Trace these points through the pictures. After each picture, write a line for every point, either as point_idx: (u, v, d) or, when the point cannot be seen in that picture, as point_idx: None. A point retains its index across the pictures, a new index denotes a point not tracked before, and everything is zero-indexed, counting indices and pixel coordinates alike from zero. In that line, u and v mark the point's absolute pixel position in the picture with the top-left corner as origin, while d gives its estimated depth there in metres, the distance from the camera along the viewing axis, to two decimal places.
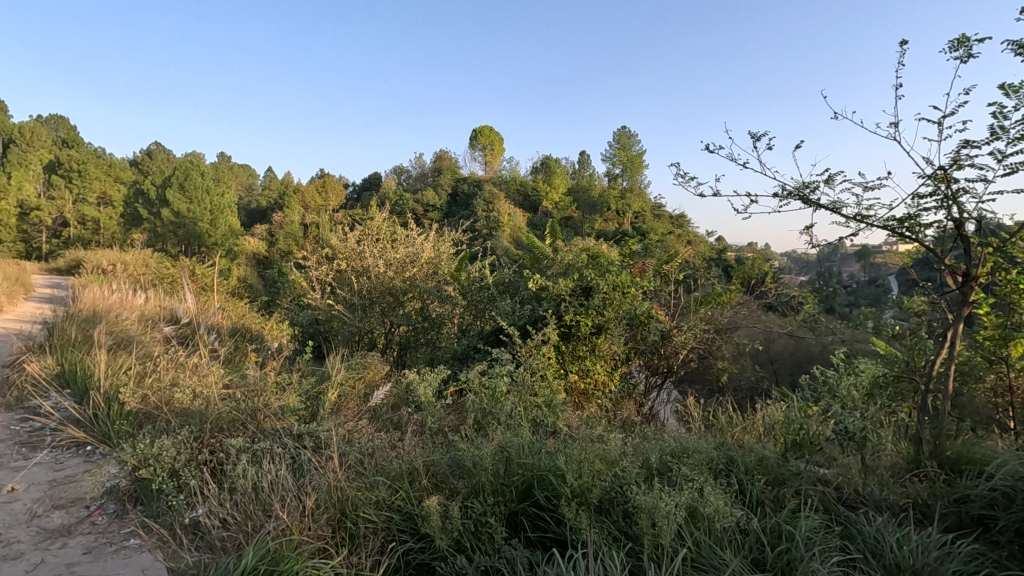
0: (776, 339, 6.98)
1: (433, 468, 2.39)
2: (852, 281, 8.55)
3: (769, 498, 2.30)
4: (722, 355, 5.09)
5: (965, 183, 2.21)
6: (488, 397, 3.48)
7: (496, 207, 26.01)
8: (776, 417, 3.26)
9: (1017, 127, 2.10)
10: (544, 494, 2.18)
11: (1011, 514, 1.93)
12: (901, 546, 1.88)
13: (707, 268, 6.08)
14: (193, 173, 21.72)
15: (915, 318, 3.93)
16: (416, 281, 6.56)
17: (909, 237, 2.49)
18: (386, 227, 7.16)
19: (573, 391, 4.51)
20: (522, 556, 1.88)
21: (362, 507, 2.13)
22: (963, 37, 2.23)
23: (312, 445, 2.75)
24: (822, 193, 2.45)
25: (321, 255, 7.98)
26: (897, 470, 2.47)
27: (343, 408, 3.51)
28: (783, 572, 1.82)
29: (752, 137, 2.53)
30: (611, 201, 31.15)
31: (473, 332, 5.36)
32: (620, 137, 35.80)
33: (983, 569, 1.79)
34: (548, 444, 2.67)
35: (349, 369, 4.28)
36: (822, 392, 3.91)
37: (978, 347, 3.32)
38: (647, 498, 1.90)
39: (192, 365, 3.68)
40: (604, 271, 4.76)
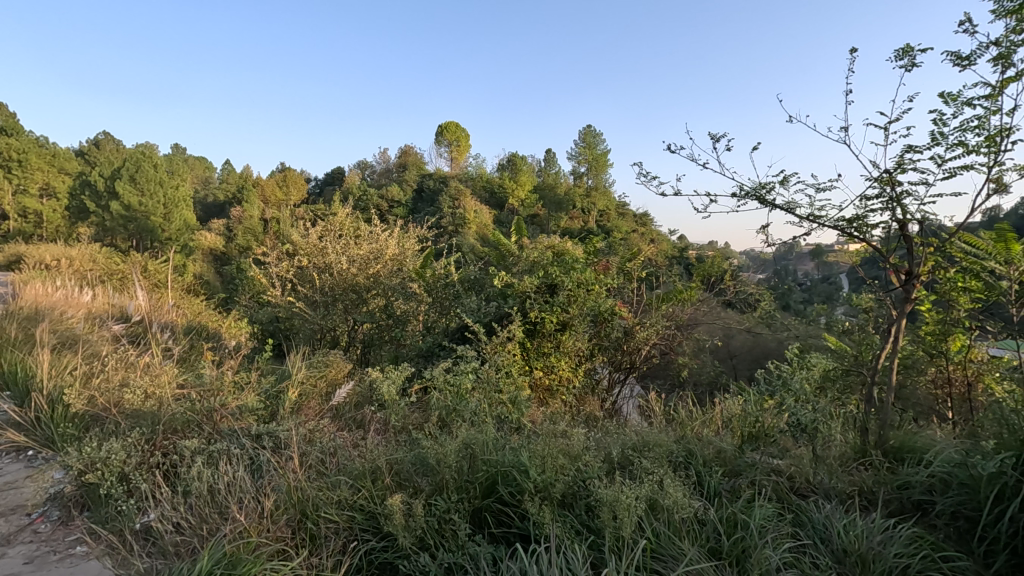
0: (735, 336, 7.19)
1: (396, 467, 2.37)
2: (806, 279, 8.89)
3: (726, 489, 2.38)
4: (683, 350, 5.22)
5: (908, 186, 2.32)
6: (453, 394, 3.48)
7: (462, 203, 25.87)
8: (733, 410, 3.36)
9: (955, 134, 2.22)
10: (508, 490, 2.20)
11: (947, 499, 2.05)
12: (848, 532, 1.98)
13: (669, 266, 6.22)
14: (146, 166, 21.30)
15: (863, 315, 4.12)
16: (380, 278, 6.48)
17: (858, 236, 2.61)
18: (349, 224, 7.09)
19: (537, 387, 4.55)
20: (485, 552, 1.89)
21: (324, 507, 2.09)
22: (907, 47, 2.34)
23: (271, 446, 2.69)
24: (777, 193, 2.54)
25: (282, 251, 7.78)
26: (845, 459, 2.59)
27: (304, 407, 3.44)
28: (738, 560, 1.89)
29: (711, 138, 2.61)
30: (577, 199, 31.42)
31: (438, 330, 5.33)
32: (586, 137, 36.25)
33: (922, 551, 1.89)
34: (512, 441, 2.69)
35: (310, 367, 4.19)
36: (777, 386, 4.05)
37: (921, 342, 3.51)
38: (609, 491, 1.94)
39: (143, 365, 3.54)
40: (568, 268, 4.82)
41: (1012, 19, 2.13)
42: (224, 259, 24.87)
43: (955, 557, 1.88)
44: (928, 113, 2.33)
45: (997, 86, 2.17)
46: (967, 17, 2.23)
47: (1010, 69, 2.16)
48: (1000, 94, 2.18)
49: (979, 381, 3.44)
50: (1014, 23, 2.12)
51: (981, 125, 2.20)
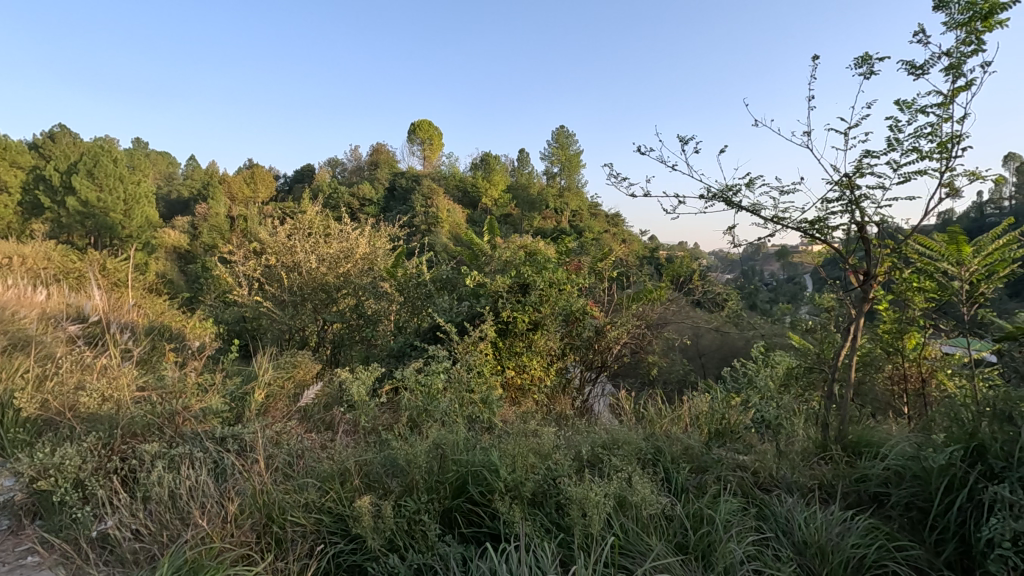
0: (704, 335, 7.33)
1: (366, 469, 2.35)
2: (772, 279, 9.11)
3: (693, 485, 2.42)
4: (653, 349, 5.30)
5: (866, 189, 2.41)
6: (424, 395, 3.46)
7: (435, 202, 25.69)
8: (700, 407, 3.43)
9: (909, 140, 2.31)
10: (478, 489, 2.20)
11: (901, 490, 2.13)
12: (808, 524, 2.04)
13: (640, 266, 6.31)
14: (104, 160, 20.56)
15: (825, 314, 4.25)
16: (350, 277, 6.39)
17: (819, 238, 2.69)
18: (318, 222, 7.16)
19: (509, 387, 4.56)
20: (456, 553, 1.88)
21: (290, 511, 2.06)
22: (866, 55, 2.43)
23: (236, 449, 2.63)
24: (743, 195, 2.61)
25: (249, 250, 7.60)
26: (807, 454, 2.67)
27: (271, 409, 3.37)
28: (703, 554, 1.93)
29: (680, 141, 2.66)
30: (549, 199, 31.58)
31: (410, 330, 5.28)
32: (558, 137, 36.40)
33: (878, 541, 1.96)
34: (483, 440, 2.69)
35: (277, 368, 4.10)
36: (742, 384, 4.15)
37: (879, 340, 3.64)
38: (578, 489, 1.95)
39: (100, 367, 3.41)
40: (540, 269, 4.83)
41: (962, 31, 2.23)
42: (189, 257, 24.17)
43: (907, 546, 1.96)
44: (885, 119, 2.42)
45: (949, 95, 2.27)
46: (921, 28, 2.33)
47: (960, 79, 2.26)
48: (951, 103, 2.28)
49: (933, 377, 3.60)
50: (964, 35, 2.22)
51: (934, 132, 2.29)
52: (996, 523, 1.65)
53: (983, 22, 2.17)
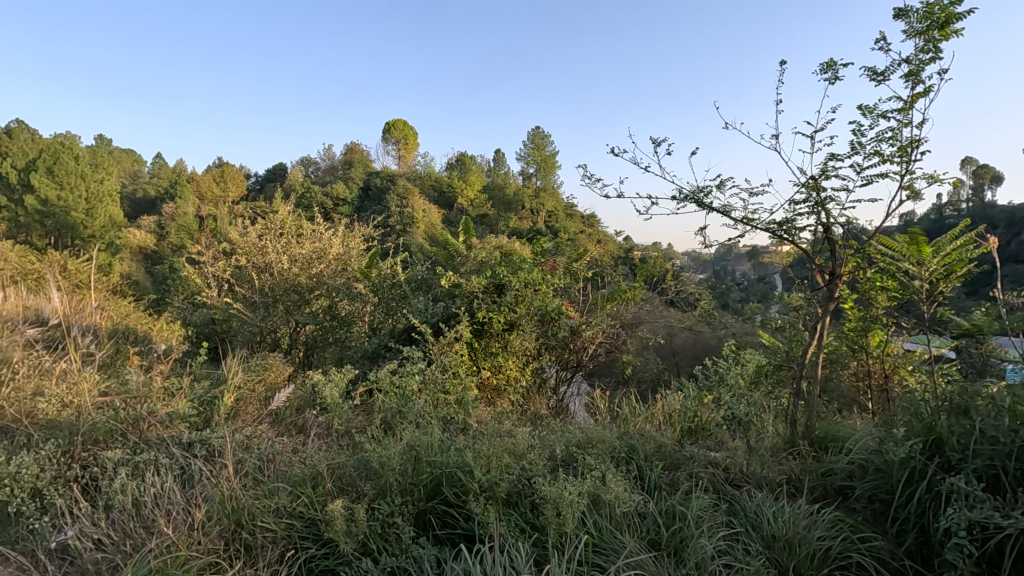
0: (678, 334, 7.44)
1: (339, 472, 2.32)
2: (742, 278, 9.33)
3: (665, 482, 2.46)
4: (628, 349, 5.36)
5: (831, 191, 2.48)
6: (399, 397, 3.44)
7: (410, 202, 25.54)
8: (673, 406, 3.49)
9: (872, 144, 2.39)
10: (453, 490, 2.19)
11: (865, 483, 2.19)
12: (777, 519, 2.09)
13: (614, 266, 6.37)
14: (64, 157, 19.82)
15: (794, 313, 4.36)
16: (323, 278, 6.29)
17: (787, 238, 2.76)
18: (290, 222, 7.18)
19: (485, 387, 4.56)
20: (430, 555, 1.87)
21: (260, 516, 2.02)
22: (831, 61, 2.49)
23: (204, 454, 2.56)
24: (713, 197, 2.66)
25: (218, 250, 7.43)
26: (776, 450, 2.73)
27: (241, 413, 3.30)
28: (676, 550, 1.96)
29: (652, 143, 2.70)
30: (525, 199, 31.69)
31: (385, 331, 5.23)
32: (534, 138, 36.51)
33: (843, 534, 2.02)
34: (457, 441, 2.68)
35: (247, 370, 4.01)
36: (714, 382, 4.23)
37: (845, 338, 3.75)
38: (552, 489, 1.96)
39: (60, 371, 3.28)
40: (515, 269, 4.84)
41: (921, 39, 2.31)
42: (156, 258, 23.50)
43: (871, 537, 2.02)
44: (848, 124, 2.50)
45: (908, 101, 2.35)
46: (882, 35, 2.40)
47: (919, 85, 2.35)
48: (911, 108, 2.36)
49: (895, 373, 3.73)
50: (923, 43, 2.30)
51: (895, 136, 2.37)
52: (952, 514, 1.71)
53: (940, 31, 2.26)
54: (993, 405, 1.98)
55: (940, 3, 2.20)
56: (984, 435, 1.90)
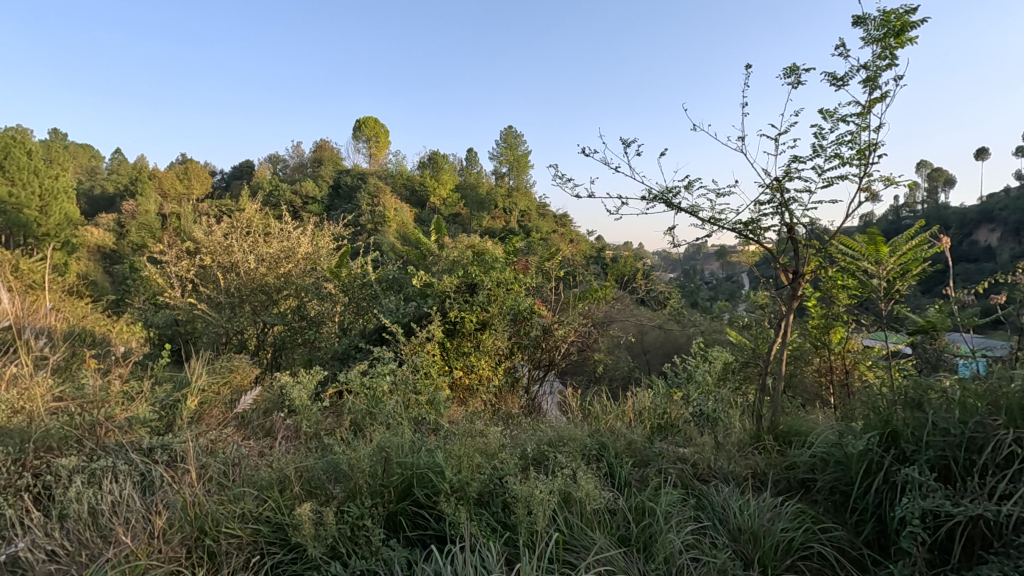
0: (649, 333, 7.54)
1: (306, 475, 2.28)
2: (710, 278, 9.56)
3: (635, 479, 2.49)
4: (599, 347, 5.41)
5: (794, 193, 2.55)
6: (370, 398, 3.40)
7: (382, 201, 25.27)
8: (644, 403, 3.54)
9: (832, 147, 2.46)
10: (424, 491, 2.17)
11: (826, 475, 2.26)
12: (742, 512, 2.14)
13: (586, 265, 6.41)
14: (17, 152, 18.91)
15: (760, 310, 4.48)
16: (291, 278, 6.17)
17: (752, 239, 2.82)
18: (257, 221, 7.03)
19: (457, 387, 4.55)
20: (400, 557, 1.85)
21: (225, 522, 1.96)
22: (794, 66, 2.57)
23: (165, 460, 2.49)
24: (681, 197, 2.70)
25: (181, 250, 7.23)
26: (742, 445, 2.79)
27: (205, 416, 3.22)
28: (645, 545, 1.98)
29: (622, 144, 2.73)
30: (498, 199, 31.67)
31: (355, 331, 5.16)
32: (506, 137, 36.54)
33: (806, 525, 2.07)
34: (429, 442, 2.66)
35: (211, 373, 3.90)
36: (683, 380, 4.30)
37: (808, 334, 3.86)
38: (523, 487, 1.97)
39: (10, 376, 3.13)
40: (488, 268, 4.84)
41: (877, 46, 2.39)
42: (115, 257, 22.65)
43: (831, 528, 2.08)
44: (810, 127, 2.57)
45: (866, 105, 2.43)
46: (841, 42, 2.48)
47: (876, 90, 2.44)
48: (869, 113, 2.44)
49: (855, 368, 3.87)
50: (879, 50, 2.38)
51: (854, 139, 2.45)
52: (907, 503, 1.77)
53: (896, 39, 2.34)
54: (944, 398, 2.06)
55: (896, 12, 2.28)
56: (936, 427, 1.97)
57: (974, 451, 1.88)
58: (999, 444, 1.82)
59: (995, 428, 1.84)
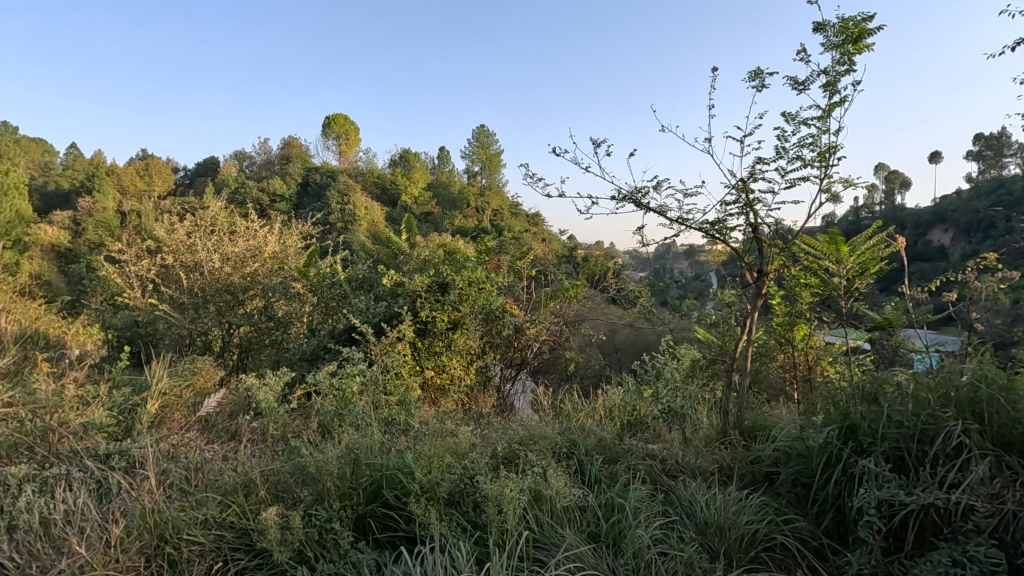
0: (619, 331, 7.63)
1: (273, 479, 2.23)
2: (679, 276, 9.74)
3: (605, 475, 2.51)
4: (571, 346, 5.45)
5: (759, 193, 2.62)
6: (338, 399, 3.35)
7: (353, 198, 24.92)
8: (614, 401, 3.58)
9: (794, 148, 2.54)
10: (394, 493, 2.15)
11: (789, 468, 2.32)
12: (709, 506, 2.18)
13: (558, 264, 6.45)
14: None
15: (726, 309, 4.57)
16: (258, 278, 6.04)
17: (719, 238, 2.88)
18: (222, 220, 6.85)
19: (428, 387, 4.51)
20: (369, 560, 1.82)
21: (186, 529, 1.91)
22: (757, 70, 2.63)
23: (123, 466, 2.40)
24: (650, 197, 2.75)
25: (141, 249, 6.99)
26: (709, 440, 2.85)
27: (166, 420, 3.13)
28: (614, 541, 2.01)
29: (592, 144, 2.76)
30: (470, 198, 31.53)
31: (324, 331, 5.08)
32: (479, 136, 36.46)
33: (769, 516, 2.13)
34: (399, 443, 2.64)
35: (172, 375, 3.77)
36: (652, 377, 4.37)
37: (773, 332, 3.97)
38: (493, 486, 1.97)
39: None
40: (459, 268, 4.81)
41: (836, 52, 2.48)
42: (70, 256, 21.69)
43: (793, 519, 2.14)
44: (773, 130, 2.64)
45: (826, 109, 2.51)
46: (803, 47, 2.56)
47: (835, 95, 2.52)
48: (828, 116, 2.53)
49: (817, 364, 3.98)
50: (838, 56, 2.47)
51: (815, 142, 2.53)
52: (864, 493, 1.84)
53: (854, 45, 2.43)
54: (899, 392, 2.15)
55: (854, 19, 2.36)
56: (891, 420, 2.05)
57: (926, 442, 1.95)
58: (948, 435, 1.91)
59: (945, 420, 1.93)
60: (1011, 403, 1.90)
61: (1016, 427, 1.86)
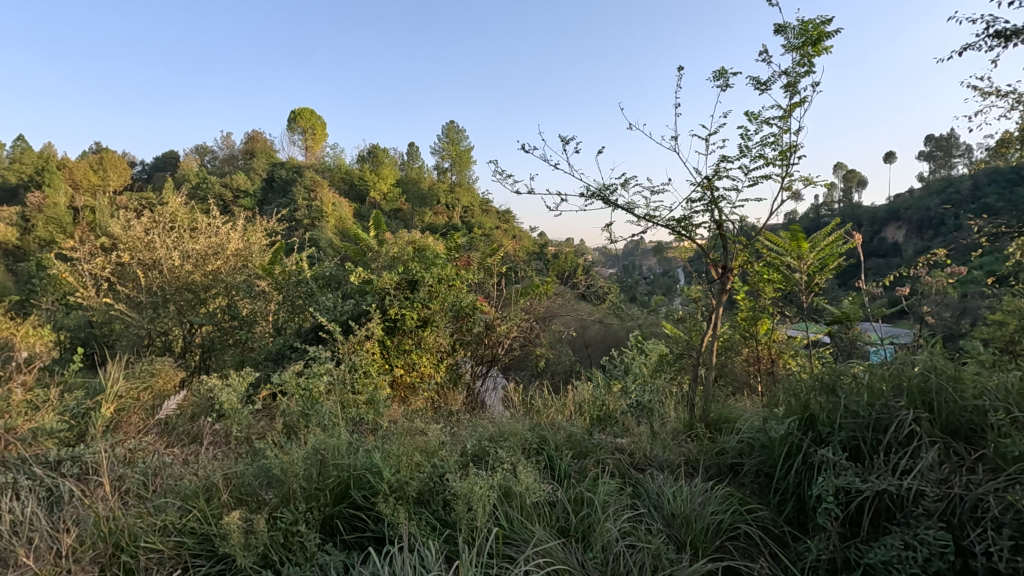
0: (590, 327, 7.71)
1: (236, 482, 2.18)
2: (647, 272, 9.89)
3: (575, 470, 2.53)
4: (541, 342, 5.48)
5: (723, 191, 2.67)
6: (305, 399, 3.30)
7: (319, 194, 24.46)
8: (583, 397, 3.61)
9: (757, 147, 2.60)
10: (362, 493, 2.12)
11: (752, 459, 2.38)
12: (676, 498, 2.22)
13: (528, 260, 6.46)
14: None
15: (693, 304, 4.67)
16: (220, 276, 5.87)
17: (685, 235, 2.93)
18: (182, 216, 6.64)
19: (397, 385, 4.47)
20: (336, 562, 1.79)
21: (144, 536, 1.84)
22: (722, 70, 2.68)
23: (75, 473, 2.31)
24: (618, 194, 2.77)
25: (96, 246, 6.72)
26: (676, 433, 2.90)
27: (123, 424, 3.02)
28: (583, 535, 2.03)
29: (561, 141, 2.78)
30: (441, 195, 31.31)
31: (290, 330, 4.98)
32: (449, 132, 36.21)
33: (733, 506, 2.18)
34: (367, 442, 2.61)
35: (129, 377, 3.63)
36: (621, 372, 4.43)
37: (738, 326, 4.07)
38: (462, 484, 1.96)
39: None
40: (429, 265, 4.78)
41: (797, 54, 2.54)
42: (19, 254, 20.66)
43: (756, 508, 2.20)
44: (737, 129, 2.70)
45: (787, 109, 2.58)
46: (765, 48, 2.62)
47: (795, 95, 2.59)
48: (789, 116, 2.59)
49: (779, 358, 4.10)
50: (798, 58, 2.53)
51: (777, 141, 2.59)
52: (823, 482, 1.90)
53: (813, 47, 2.49)
54: (855, 382, 2.23)
55: (813, 22, 2.43)
56: (848, 410, 2.12)
57: (880, 431, 2.03)
58: (901, 424, 1.99)
59: (897, 409, 2.01)
60: (958, 391, 1.99)
61: (962, 415, 1.95)
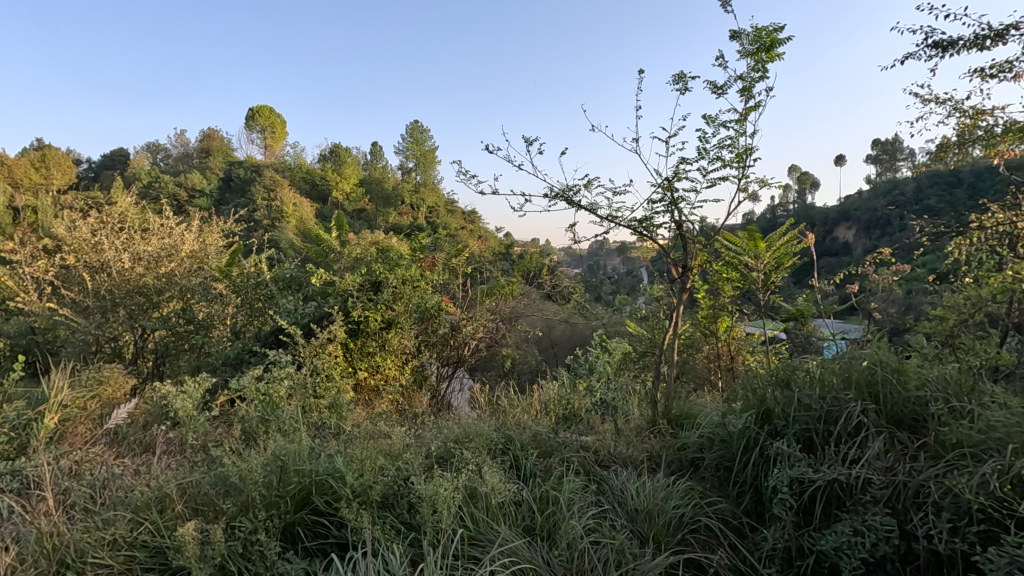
0: (556, 326, 7.77)
1: (191, 492, 2.10)
2: (611, 272, 10.02)
3: (541, 469, 2.55)
4: (507, 342, 5.48)
5: (683, 192, 2.73)
6: (264, 404, 3.21)
7: (278, 194, 23.83)
8: (549, 396, 3.63)
9: (715, 148, 2.67)
10: (324, 499, 2.08)
11: (712, 454, 2.44)
12: (639, 493, 2.26)
13: (494, 261, 6.46)
14: None
15: (655, 303, 4.76)
16: (174, 278, 5.66)
17: (646, 235, 2.98)
18: (132, 215, 6.36)
19: (361, 388, 4.41)
20: (298, 569, 1.75)
21: (91, 552, 1.76)
22: (680, 74, 2.75)
23: (15, 488, 2.19)
24: (581, 195, 2.81)
25: (37, 247, 6.37)
26: (640, 430, 2.95)
27: (68, 435, 2.87)
28: (548, 533, 2.04)
29: (524, 142, 2.79)
30: (405, 195, 31.00)
31: (249, 334, 4.85)
32: (413, 132, 35.82)
33: (694, 500, 2.23)
34: (330, 447, 2.56)
35: (74, 385, 3.46)
36: (586, 372, 4.48)
37: (699, 324, 4.18)
38: (428, 486, 1.95)
39: None
40: (393, 265, 4.72)
41: (751, 59, 2.62)
42: None
43: (716, 501, 2.26)
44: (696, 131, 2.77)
45: (743, 113, 2.66)
46: (721, 53, 2.69)
47: (750, 100, 2.67)
48: (745, 120, 2.68)
49: (738, 354, 4.22)
50: (753, 63, 2.62)
51: (734, 143, 2.67)
52: (778, 473, 1.97)
53: (767, 54, 2.58)
54: (808, 377, 2.33)
55: (765, 29, 2.51)
56: (801, 404, 2.20)
57: (831, 422, 2.11)
58: (850, 415, 2.08)
59: (846, 402, 2.10)
60: (902, 383, 2.10)
61: (906, 405, 2.05)
